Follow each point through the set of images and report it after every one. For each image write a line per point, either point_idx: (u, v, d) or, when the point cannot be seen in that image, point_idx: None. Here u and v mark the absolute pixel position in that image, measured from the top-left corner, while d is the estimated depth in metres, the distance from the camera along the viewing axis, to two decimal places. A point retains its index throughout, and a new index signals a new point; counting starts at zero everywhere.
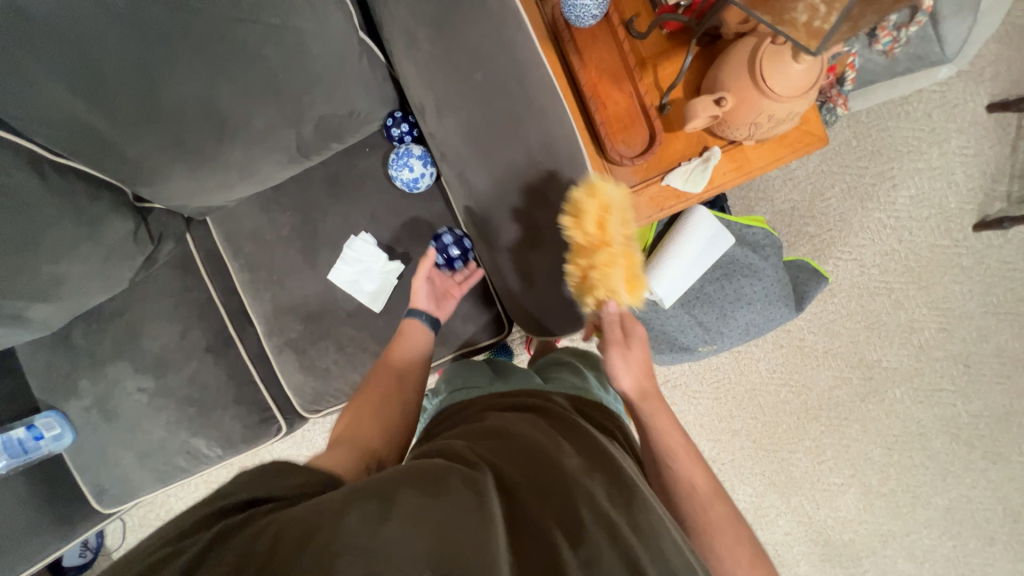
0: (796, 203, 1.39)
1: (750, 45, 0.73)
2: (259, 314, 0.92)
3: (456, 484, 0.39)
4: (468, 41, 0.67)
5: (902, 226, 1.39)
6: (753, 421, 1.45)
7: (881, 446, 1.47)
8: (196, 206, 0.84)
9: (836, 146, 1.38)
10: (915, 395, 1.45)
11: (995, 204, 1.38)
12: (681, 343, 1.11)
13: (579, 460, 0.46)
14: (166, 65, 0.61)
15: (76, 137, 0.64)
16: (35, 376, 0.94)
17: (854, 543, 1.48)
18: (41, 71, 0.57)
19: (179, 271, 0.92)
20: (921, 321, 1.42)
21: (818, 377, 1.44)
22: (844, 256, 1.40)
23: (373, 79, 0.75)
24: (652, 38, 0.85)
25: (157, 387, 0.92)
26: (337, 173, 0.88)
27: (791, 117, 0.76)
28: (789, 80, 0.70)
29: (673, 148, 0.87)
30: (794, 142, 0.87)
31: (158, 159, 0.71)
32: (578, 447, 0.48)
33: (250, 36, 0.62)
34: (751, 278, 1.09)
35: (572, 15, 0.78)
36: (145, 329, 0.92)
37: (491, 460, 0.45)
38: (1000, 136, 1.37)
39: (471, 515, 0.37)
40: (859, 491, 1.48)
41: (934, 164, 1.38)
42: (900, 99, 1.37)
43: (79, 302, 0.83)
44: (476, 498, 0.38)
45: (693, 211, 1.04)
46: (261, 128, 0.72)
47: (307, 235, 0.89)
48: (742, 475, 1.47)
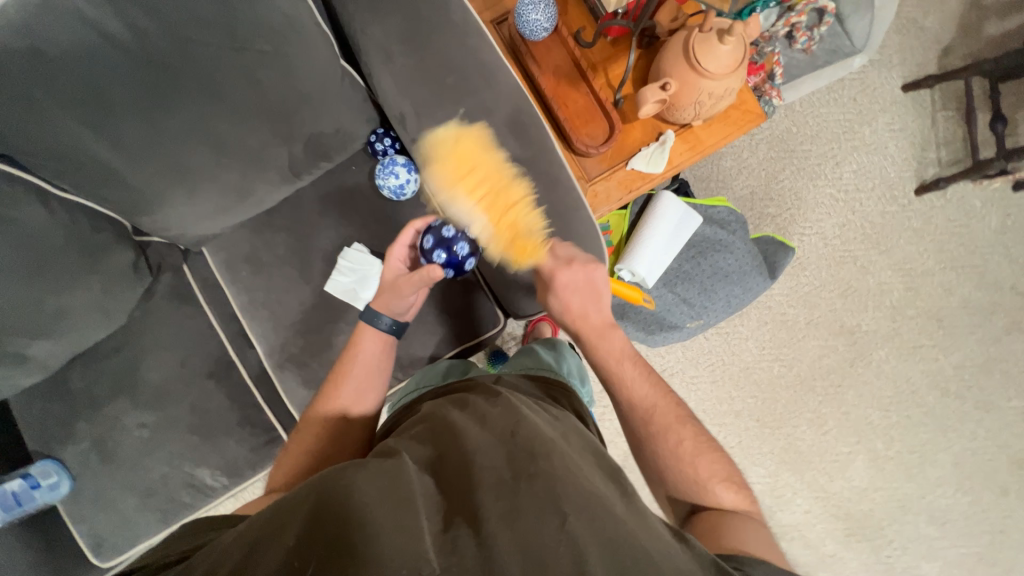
0: (754, 188, 1.50)
1: (682, 37, 0.84)
2: (259, 334, 0.94)
3: (371, 462, 0.46)
4: (438, 54, 0.76)
5: (852, 198, 1.52)
6: (752, 399, 1.48)
7: (879, 409, 1.50)
8: (194, 233, 0.88)
9: (781, 134, 1.51)
10: (900, 355, 1.51)
11: (929, 170, 1.52)
12: (669, 322, 1.18)
13: (502, 418, 0.54)
14: (169, 92, 0.68)
15: (85, 166, 0.70)
16: (29, 426, 0.92)
17: (875, 513, 1.48)
18: (56, 108, 0.63)
19: (178, 302, 0.94)
20: (888, 283, 1.51)
21: (806, 348, 1.49)
22: (806, 231, 1.50)
23: (355, 100, 0.84)
24: (599, 46, 0.96)
25: (159, 420, 0.92)
26: (326, 191, 0.94)
27: (729, 93, 0.86)
28: (719, 59, 0.80)
29: (632, 136, 0.96)
30: (737, 119, 0.97)
31: (160, 184, 0.76)
32: (501, 409, 0.56)
33: (244, 62, 0.70)
34: (724, 253, 1.17)
35: (526, 30, 0.89)
36: (144, 363, 0.92)
37: (419, 439, 0.53)
38: (919, 110, 1.54)
39: (388, 481, 0.43)
40: (868, 458, 1.49)
41: (868, 140, 1.53)
42: (826, 88, 1.53)
43: (80, 338, 0.84)
44: (395, 465, 0.45)
45: (660, 198, 1.12)
46: (256, 147, 0.79)
47: (302, 252, 0.94)
48: (753, 457, 1.47)
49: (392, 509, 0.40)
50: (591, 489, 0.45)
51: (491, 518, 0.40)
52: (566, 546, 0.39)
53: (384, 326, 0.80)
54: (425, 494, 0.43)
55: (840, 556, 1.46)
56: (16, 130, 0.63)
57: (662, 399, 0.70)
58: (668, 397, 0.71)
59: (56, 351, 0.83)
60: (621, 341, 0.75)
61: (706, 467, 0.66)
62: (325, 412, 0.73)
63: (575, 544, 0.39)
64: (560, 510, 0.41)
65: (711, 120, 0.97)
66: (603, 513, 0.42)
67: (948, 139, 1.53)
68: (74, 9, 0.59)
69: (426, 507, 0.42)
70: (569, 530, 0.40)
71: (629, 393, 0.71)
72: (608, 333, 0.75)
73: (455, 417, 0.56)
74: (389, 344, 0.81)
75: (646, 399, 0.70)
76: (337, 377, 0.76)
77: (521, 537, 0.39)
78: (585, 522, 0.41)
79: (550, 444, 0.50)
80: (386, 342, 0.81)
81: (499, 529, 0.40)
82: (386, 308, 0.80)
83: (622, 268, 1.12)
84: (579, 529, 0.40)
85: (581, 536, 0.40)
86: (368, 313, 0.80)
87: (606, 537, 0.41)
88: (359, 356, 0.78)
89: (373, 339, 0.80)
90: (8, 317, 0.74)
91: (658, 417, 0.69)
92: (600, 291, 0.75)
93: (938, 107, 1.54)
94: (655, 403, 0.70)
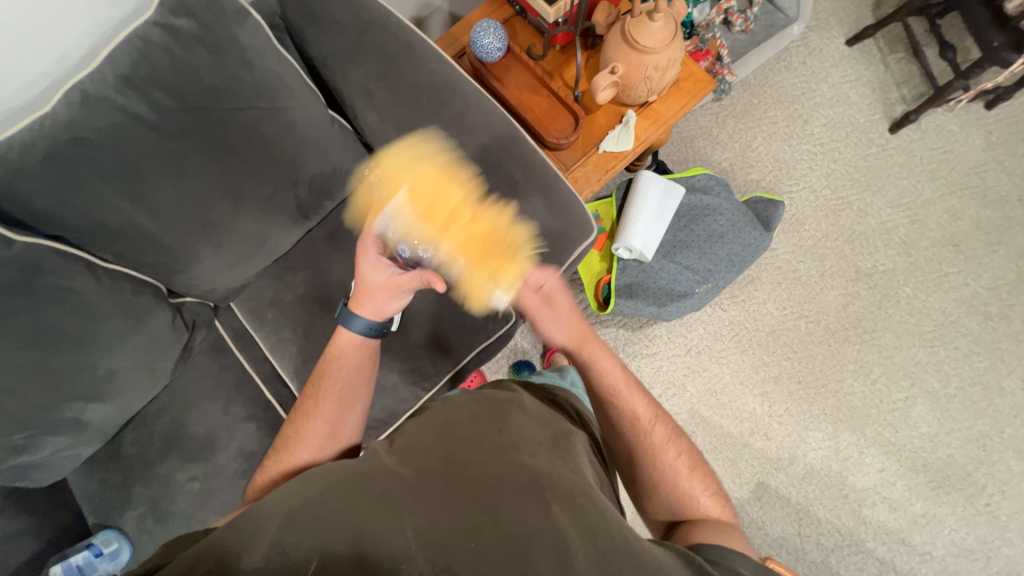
0: (732, 159, 1.55)
1: (618, 27, 0.95)
2: (290, 371, 0.99)
3: (359, 477, 0.54)
4: (409, 82, 0.87)
5: (829, 148, 1.56)
6: (788, 361, 1.43)
7: (924, 346, 1.43)
8: (222, 287, 0.96)
9: (743, 107, 1.59)
10: (926, 288, 1.47)
11: (897, 108, 1.58)
12: (678, 291, 1.23)
13: (485, 425, 0.60)
14: (189, 155, 0.80)
15: (124, 234, 0.80)
16: (87, 502, 0.95)
17: (955, 459, 1.37)
18: (99, 182, 0.75)
19: (215, 354, 1.01)
20: (891, 221, 1.51)
21: (828, 300, 1.46)
22: (793, 188, 1.54)
23: (347, 141, 0.95)
24: (550, 55, 1.07)
25: (208, 470, 0.94)
26: (333, 228, 1.03)
27: (672, 64, 0.95)
28: (654, 35, 0.90)
29: (598, 123, 1.05)
30: (689, 90, 1.06)
31: (188, 241, 0.86)
32: (482, 415, 0.63)
33: (248, 119, 0.82)
34: (713, 216, 1.23)
35: (483, 54, 1.00)
36: (188, 417, 0.97)
37: (408, 445, 0.59)
38: (869, 59, 1.62)
39: (372, 488, 0.52)
40: (928, 400, 1.40)
41: (828, 95, 1.60)
42: (775, 58, 1.62)
43: (130, 399, 0.90)
44: (384, 475, 0.54)
45: (640, 177, 1.20)
46: (268, 194, 0.89)
47: (320, 287, 1.01)
48: (805, 422, 1.39)
49: (385, 513, 0.48)
50: (568, 482, 0.53)
51: (475, 511, 0.48)
52: (550, 531, 0.47)
53: (362, 329, 0.78)
54: (413, 494, 0.50)
55: (933, 515, 1.34)
56: (69, 210, 0.75)
57: (659, 416, 0.71)
58: (659, 412, 0.71)
59: (110, 414, 0.89)
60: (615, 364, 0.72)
61: (698, 480, 0.67)
62: (310, 420, 0.73)
63: (559, 531, 0.47)
64: (544, 504, 0.49)
65: (666, 95, 1.06)
66: (580, 506, 0.50)
67: (906, 77, 1.60)
68: (109, 99, 0.73)
69: (417, 507, 0.49)
70: (554, 524, 0.47)
71: (629, 411, 0.70)
72: (602, 360, 0.71)
73: (444, 423, 0.62)
74: (376, 347, 0.82)
75: (645, 417, 0.69)
76: (320, 388, 0.76)
77: (504, 528, 0.47)
78: (566, 514, 0.49)
79: (530, 446, 0.57)
80: (367, 344, 0.80)
81: (486, 522, 0.47)
82: (365, 310, 0.78)
83: (619, 247, 1.19)
84: (559, 518, 0.48)
85: (563, 524, 0.48)
86: (345, 316, 0.79)
87: (586, 525, 0.48)
88: (345, 364, 0.78)
89: (354, 346, 0.79)
90: (68, 382, 0.81)
91: (654, 433, 0.69)
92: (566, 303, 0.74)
93: (887, 52, 1.62)
94: (653, 420, 0.70)
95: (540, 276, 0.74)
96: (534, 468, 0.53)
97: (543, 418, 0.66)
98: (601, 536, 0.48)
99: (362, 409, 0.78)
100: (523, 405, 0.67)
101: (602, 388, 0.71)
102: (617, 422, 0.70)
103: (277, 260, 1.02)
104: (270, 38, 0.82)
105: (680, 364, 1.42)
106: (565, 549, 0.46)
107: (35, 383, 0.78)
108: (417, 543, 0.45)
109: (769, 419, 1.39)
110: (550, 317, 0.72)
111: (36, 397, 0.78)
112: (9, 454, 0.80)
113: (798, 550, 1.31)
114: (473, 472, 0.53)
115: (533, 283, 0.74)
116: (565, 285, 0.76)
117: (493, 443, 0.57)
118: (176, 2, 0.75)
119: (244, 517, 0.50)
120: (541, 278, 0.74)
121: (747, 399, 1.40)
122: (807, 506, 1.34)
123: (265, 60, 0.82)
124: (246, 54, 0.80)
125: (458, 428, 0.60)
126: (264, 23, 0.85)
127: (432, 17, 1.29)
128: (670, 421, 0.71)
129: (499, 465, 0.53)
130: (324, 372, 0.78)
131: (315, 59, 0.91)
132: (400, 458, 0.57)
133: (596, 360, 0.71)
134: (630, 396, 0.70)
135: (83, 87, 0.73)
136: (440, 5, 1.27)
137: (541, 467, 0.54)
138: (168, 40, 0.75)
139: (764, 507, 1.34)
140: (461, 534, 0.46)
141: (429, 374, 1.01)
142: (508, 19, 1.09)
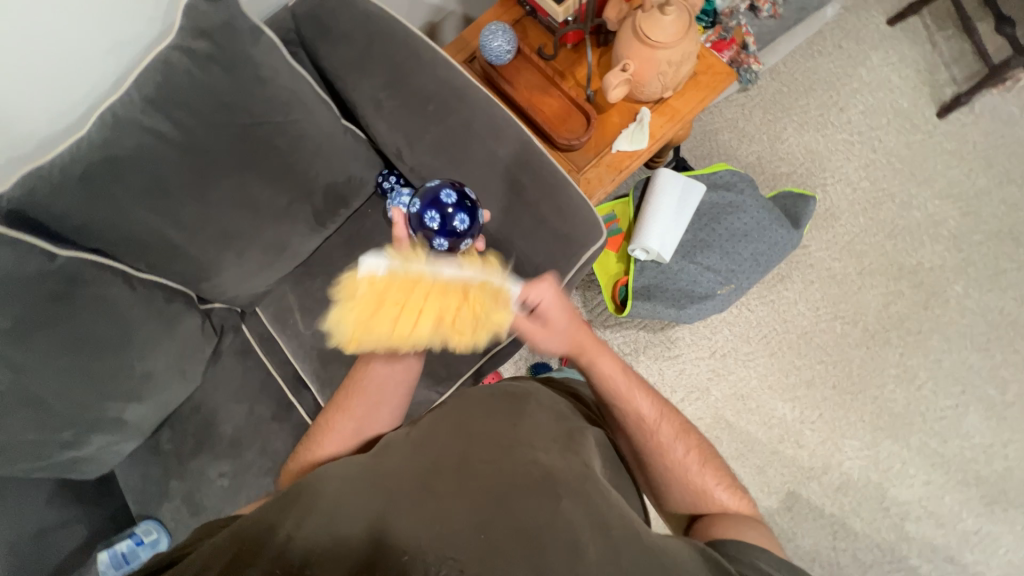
0: (760, 152, 1.48)
1: (630, 22, 0.92)
2: (310, 373, 1.03)
3: (371, 472, 0.54)
4: (417, 90, 0.89)
5: (868, 137, 1.46)
6: (822, 365, 1.35)
7: (977, 350, 1.32)
8: (246, 293, 1.01)
9: (772, 96, 1.50)
10: (979, 286, 1.35)
11: (946, 90, 1.46)
12: (699, 292, 1.19)
13: (499, 422, 0.58)
14: (210, 169, 0.84)
15: (153, 245, 0.86)
16: (130, 494, 1.02)
17: (1013, 473, 1.25)
18: (130, 198, 0.80)
19: (241, 357, 1.06)
20: (939, 213, 1.40)
21: (866, 300, 1.37)
22: (828, 181, 1.44)
23: (360, 150, 0.98)
24: (562, 55, 1.05)
25: (236, 467, 0.99)
26: (350, 234, 1.06)
27: (687, 57, 0.92)
28: (667, 30, 0.87)
29: (611, 122, 1.02)
30: (708, 84, 1.02)
31: (212, 251, 0.90)
32: (498, 411, 0.61)
33: (264, 133, 0.86)
34: (737, 214, 1.19)
35: (492, 57, 0.99)
36: (218, 416, 1.02)
37: (423, 438, 0.58)
38: (914, 39, 1.50)
39: (384, 483, 0.51)
40: (982, 408, 1.29)
41: (867, 80, 1.49)
42: (807, 43, 1.53)
43: (165, 400, 0.97)
44: (397, 470, 0.53)
45: (659, 175, 1.16)
46: (285, 203, 0.93)
47: (338, 292, 1.04)
48: (840, 429, 1.31)
49: (395, 506, 0.47)
50: (579, 477, 0.51)
51: (484, 504, 0.46)
52: (559, 523, 0.45)
53: None
54: (421, 487, 0.49)
55: (986, 532, 1.23)
56: (104, 225, 0.81)
57: (665, 413, 0.68)
58: (665, 408, 0.69)
59: (146, 413, 0.95)
60: (614, 366, 0.70)
61: (711, 474, 0.65)
62: (339, 415, 0.75)
63: (569, 524, 0.45)
64: (553, 497, 0.47)
65: (683, 91, 1.02)
66: (592, 500, 0.49)
67: (956, 57, 1.47)
68: (136, 120, 0.78)
69: (426, 499, 0.47)
70: (563, 515, 0.46)
71: (636, 412, 0.68)
72: (599, 364, 0.70)
73: (459, 419, 0.60)
74: (414, 351, 0.80)
75: (651, 416, 0.67)
76: (353, 383, 0.77)
77: (515, 520, 0.45)
78: (578, 508, 0.47)
79: (543, 443, 0.55)
80: None
81: (495, 513, 0.45)
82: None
83: (635, 248, 1.16)
84: (569, 510, 0.46)
85: (573, 517, 0.46)
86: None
87: (598, 518, 0.47)
88: (375, 361, 0.78)
89: None
90: (109, 383, 0.87)
91: (659, 429, 0.67)
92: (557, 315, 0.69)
93: (934, 30, 1.50)
94: (659, 418, 0.67)
95: (536, 293, 0.68)
96: (547, 464, 0.52)
97: (560, 414, 0.64)
98: (613, 528, 0.46)
99: (390, 411, 0.77)
100: (542, 404, 0.65)
101: (607, 393, 0.69)
102: (625, 424, 0.68)
103: (296, 266, 1.06)
104: (282, 54, 0.86)
105: (704, 367, 1.37)
106: (577, 542, 0.44)
107: (79, 386, 0.84)
108: (426, 534, 0.44)
109: (800, 425, 1.32)
110: (546, 335, 0.69)
111: (81, 399, 0.85)
112: (58, 450, 0.87)
113: (832, 564, 1.24)
114: (484, 466, 0.51)
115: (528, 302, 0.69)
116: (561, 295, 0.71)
117: (505, 438, 0.55)
118: (193, 24, 0.79)
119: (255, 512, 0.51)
120: (540, 291, 0.69)
121: (776, 404, 1.34)
122: (843, 518, 1.27)
123: (277, 77, 0.85)
124: (259, 70, 0.84)
125: (471, 423, 0.59)
126: (278, 40, 0.89)
127: (446, 21, 1.30)
128: (677, 415, 0.69)
129: (510, 459, 0.52)
130: (359, 367, 0.79)
131: (328, 72, 0.94)
132: (412, 450, 0.56)
133: (597, 366, 0.70)
134: (633, 398, 0.68)
135: (113, 111, 0.78)
136: (453, 9, 1.28)
137: (553, 462, 0.52)
138: (187, 62, 0.79)
139: (795, 519, 1.27)
140: (469, 524, 0.44)
141: (441, 378, 1.01)
142: (519, 19, 1.08)
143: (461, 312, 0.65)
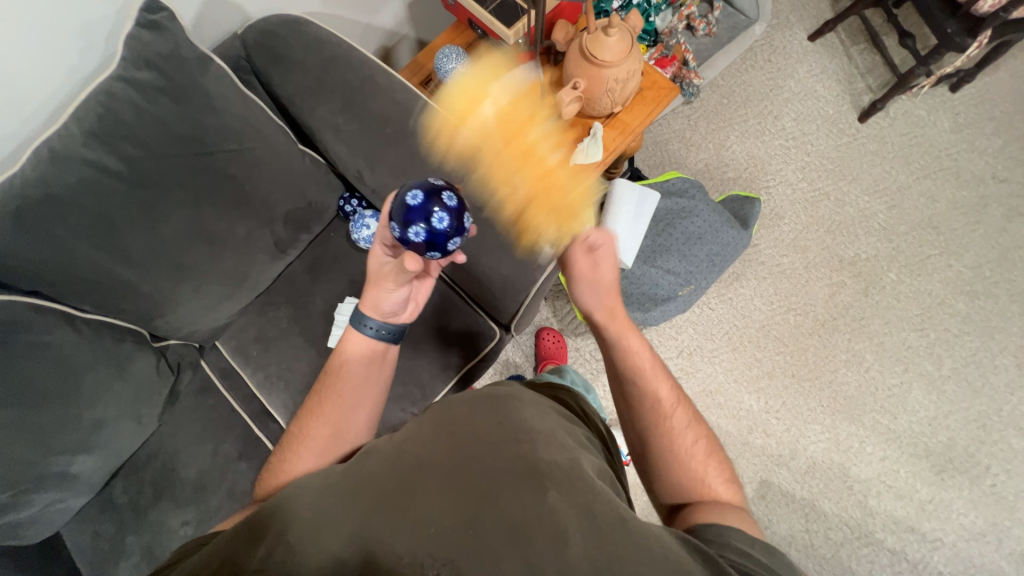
0: (707, 160, 1.57)
1: (577, 42, 0.97)
2: (278, 405, 0.99)
3: (352, 479, 0.53)
4: (374, 113, 0.90)
5: (802, 141, 1.58)
6: (780, 356, 1.42)
7: (913, 330, 1.43)
8: (204, 327, 0.97)
9: (714, 108, 1.61)
10: (910, 271, 1.47)
11: (863, 98, 1.61)
12: (661, 295, 1.25)
13: (484, 418, 0.58)
14: (160, 201, 0.81)
15: (98, 285, 0.81)
16: (80, 556, 0.93)
17: (957, 441, 1.36)
18: (71, 235, 0.76)
19: (202, 395, 1.01)
20: (869, 208, 1.52)
21: (814, 291, 1.47)
22: (770, 183, 1.55)
23: (319, 174, 0.97)
24: (515, 75, 1.09)
25: (201, 513, 0.93)
26: (314, 260, 1.04)
27: (633, 74, 0.98)
28: (611, 50, 0.93)
29: (567, 137, 1.06)
30: (654, 98, 1.08)
31: (165, 286, 0.86)
32: (482, 408, 0.60)
33: (218, 161, 0.85)
34: (690, 218, 1.25)
35: (448, 79, 1.01)
36: (178, 460, 0.96)
37: (406, 440, 0.57)
38: (832, 52, 1.66)
39: (367, 488, 0.50)
40: (923, 383, 1.40)
41: (796, 90, 1.62)
42: (741, 59, 1.65)
43: (118, 448, 0.90)
44: (379, 476, 0.52)
45: (615, 185, 1.22)
46: (243, 232, 0.90)
47: (304, 319, 1.01)
48: (802, 415, 1.38)
49: (381, 515, 0.46)
50: (566, 467, 0.51)
51: (472, 501, 0.46)
52: (546, 515, 0.45)
53: (374, 332, 0.77)
54: (406, 490, 0.49)
55: (939, 500, 1.32)
56: (42, 267, 0.76)
57: (681, 402, 0.71)
58: (681, 399, 0.72)
59: (97, 465, 0.88)
60: (641, 347, 0.76)
61: (715, 468, 0.65)
62: (312, 424, 0.73)
63: (554, 514, 0.46)
64: (539, 489, 0.48)
65: (631, 105, 1.08)
66: (579, 489, 0.49)
67: (870, 67, 1.63)
68: (78, 154, 0.75)
69: (414, 502, 0.47)
70: (550, 508, 0.46)
71: (651, 392, 0.71)
72: (626, 338, 0.76)
73: (442, 419, 0.60)
74: (387, 351, 0.79)
75: (666, 400, 0.71)
76: (325, 389, 0.75)
77: (504, 514, 0.45)
78: (564, 497, 0.47)
79: (529, 435, 0.55)
80: (375, 348, 0.78)
81: (484, 510, 0.46)
82: (373, 309, 0.76)
83: None
84: (556, 501, 0.47)
85: (560, 508, 0.46)
86: (356, 317, 0.77)
87: (583, 506, 0.47)
88: (348, 366, 0.76)
89: (359, 347, 0.77)
90: (52, 437, 0.81)
91: (669, 416, 0.69)
92: (601, 266, 0.79)
93: (849, 45, 1.66)
94: (674, 405, 0.71)
95: (597, 237, 0.78)
96: (533, 455, 0.52)
97: (542, 409, 0.63)
98: (598, 514, 0.47)
99: (367, 414, 0.75)
100: (527, 399, 0.64)
101: (626, 361, 0.75)
102: (639, 403, 0.71)
103: (258, 296, 1.03)
104: (233, 83, 0.85)
105: (673, 366, 1.41)
106: (563, 534, 0.44)
107: (19, 442, 0.77)
108: (413, 538, 0.43)
109: (766, 415, 1.38)
110: (590, 279, 0.78)
111: (19, 456, 0.78)
112: None
113: (807, 547, 1.29)
114: (472, 465, 0.50)
115: (591, 242, 0.78)
116: (617, 257, 0.80)
117: (490, 435, 0.55)
118: (136, 55, 0.77)
119: (235, 533, 0.50)
120: (598, 239, 0.78)
121: (743, 397, 1.40)
122: (813, 501, 1.33)
123: (229, 105, 0.84)
124: (209, 99, 0.83)
125: (457, 421, 0.58)
126: (228, 67, 0.88)
127: (400, 45, 1.32)
128: (692, 408, 0.71)
129: (496, 454, 0.52)
130: (329, 375, 0.76)
131: (282, 98, 0.94)
132: (394, 453, 0.56)
133: (622, 336, 0.76)
134: (653, 376, 0.72)
135: (51, 145, 0.74)
136: (406, 33, 1.30)
137: (540, 453, 0.52)
138: (131, 93, 0.77)
139: (770, 506, 1.32)
140: (457, 521, 0.45)
141: (416, 400, 0.99)
142: (472, 42, 1.11)
143: (546, 186, 0.81)
